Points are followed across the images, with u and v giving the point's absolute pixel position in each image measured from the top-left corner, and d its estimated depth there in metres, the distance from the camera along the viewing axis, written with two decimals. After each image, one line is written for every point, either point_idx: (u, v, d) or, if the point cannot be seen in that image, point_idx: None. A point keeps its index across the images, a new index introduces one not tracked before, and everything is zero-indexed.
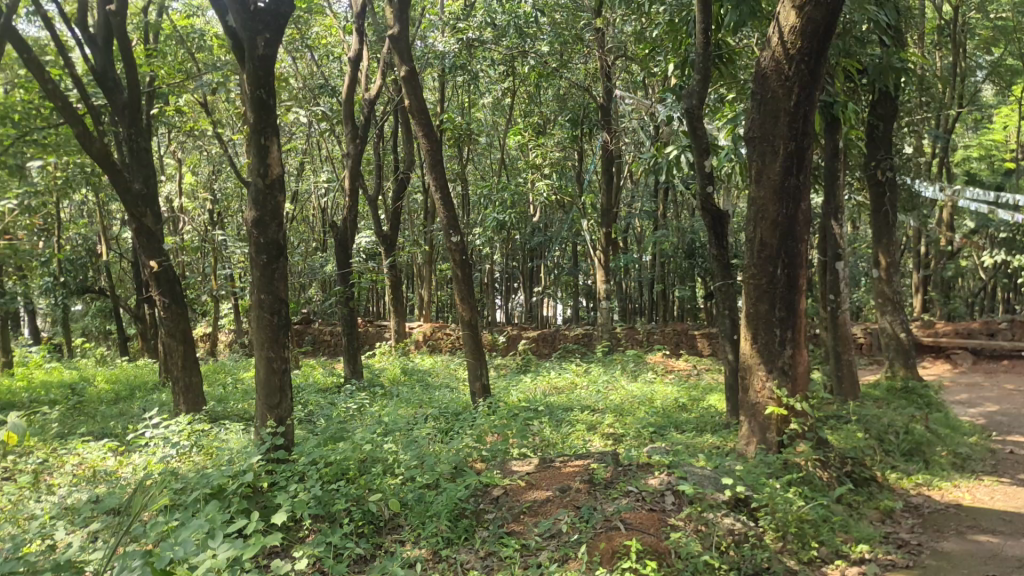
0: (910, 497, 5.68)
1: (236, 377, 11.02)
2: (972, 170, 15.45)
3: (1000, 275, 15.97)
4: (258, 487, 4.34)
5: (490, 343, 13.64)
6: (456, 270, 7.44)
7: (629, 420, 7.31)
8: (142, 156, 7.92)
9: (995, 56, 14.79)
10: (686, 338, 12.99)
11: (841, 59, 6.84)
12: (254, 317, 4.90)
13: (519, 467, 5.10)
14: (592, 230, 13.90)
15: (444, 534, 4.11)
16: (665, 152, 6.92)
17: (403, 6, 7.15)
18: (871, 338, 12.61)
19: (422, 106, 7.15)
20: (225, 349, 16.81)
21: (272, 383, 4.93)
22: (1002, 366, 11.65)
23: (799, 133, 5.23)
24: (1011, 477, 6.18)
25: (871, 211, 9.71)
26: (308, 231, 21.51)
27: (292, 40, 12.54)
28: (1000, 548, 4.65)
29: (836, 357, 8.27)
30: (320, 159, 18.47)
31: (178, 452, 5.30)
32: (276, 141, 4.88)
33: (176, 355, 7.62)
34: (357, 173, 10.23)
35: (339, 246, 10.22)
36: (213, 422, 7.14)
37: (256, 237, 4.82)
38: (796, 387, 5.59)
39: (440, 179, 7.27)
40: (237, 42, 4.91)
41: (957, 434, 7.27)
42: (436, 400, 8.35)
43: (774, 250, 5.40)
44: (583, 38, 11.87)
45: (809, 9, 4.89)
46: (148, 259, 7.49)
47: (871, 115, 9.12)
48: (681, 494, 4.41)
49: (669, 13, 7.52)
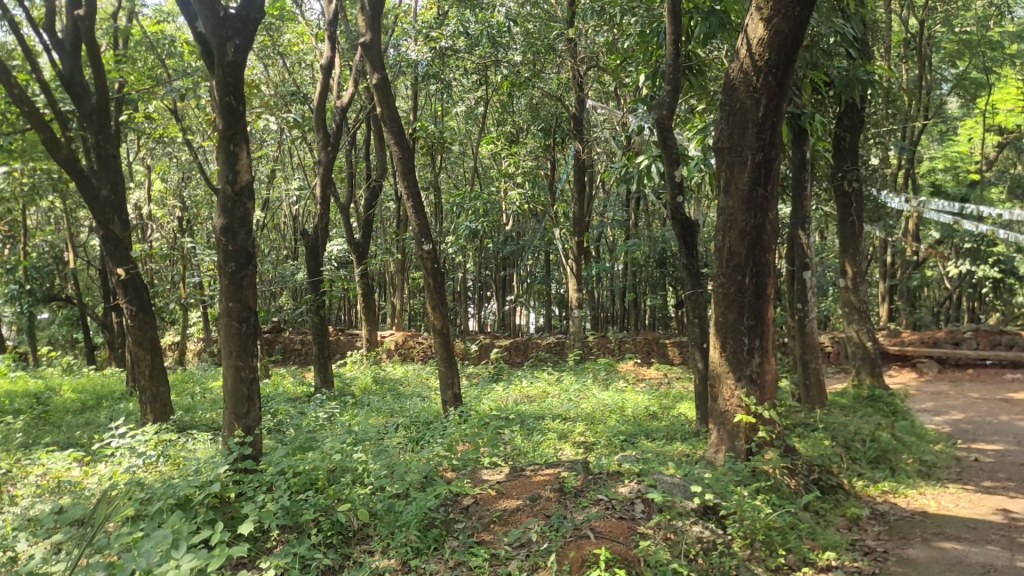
0: (876, 505, 5.75)
1: (205, 386, 10.89)
2: (937, 182, 15.69)
3: (965, 285, 16.21)
4: (225, 497, 4.30)
5: (462, 352, 13.62)
6: (428, 279, 7.39)
7: (600, 429, 7.33)
8: (111, 163, 7.82)
9: (960, 70, 15.15)
10: (656, 346, 13.06)
11: (809, 72, 6.95)
12: (223, 325, 4.85)
13: (489, 476, 5.10)
14: (564, 238, 13.93)
15: (413, 545, 4.08)
16: (637, 161, 6.98)
17: (375, 14, 7.13)
18: (838, 347, 12.77)
19: (394, 114, 7.11)
20: (193, 359, 16.64)
21: (239, 393, 4.88)
22: (966, 375, 11.84)
23: (766, 144, 5.30)
24: (975, 485, 6.27)
25: (838, 221, 9.81)
26: (279, 239, 21.40)
27: (263, 48, 12.45)
28: (964, 556, 4.71)
29: (803, 366, 8.36)
30: (292, 166, 18.37)
31: (145, 462, 5.20)
32: (246, 147, 4.84)
33: (143, 364, 7.49)
34: (329, 181, 10.11)
35: (311, 254, 10.13)
36: (181, 433, 7.04)
37: (225, 244, 4.77)
38: (764, 395, 5.62)
39: (412, 188, 7.24)
40: (206, 49, 4.87)
41: (923, 442, 7.37)
42: (407, 409, 8.31)
43: (742, 260, 5.45)
44: (556, 47, 11.69)
45: (777, 22, 4.94)
46: (116, 267, 7.39)
47: (837, 126, 9.25)
48: (650, 502, 4.43)
49: (641, 24, 7.59)
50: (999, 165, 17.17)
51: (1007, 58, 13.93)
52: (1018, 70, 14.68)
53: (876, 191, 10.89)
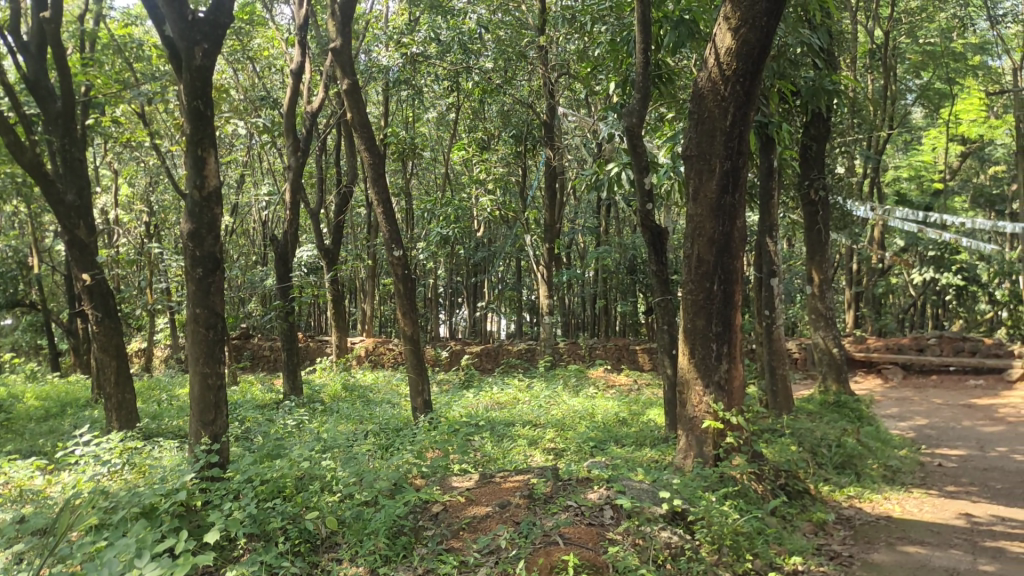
0: (842, 510, 5.82)
1: (173, 393, 10.77)
2: (902, 191, 15.94)
3: (928, 292, 16.45)
4: (192, 505, 4.26)
5: (433, 359, 13.58)
6: (398, 285, 7.36)
7: (570, 435, 7.35)
8: (77, 168, 7.73)
9: (924, 80, 15.42)
10: (627, 353, 13.14)
11: (776, 81, 7.04)
12: (189, 332, 4.79)
13: (459, 483, 5.09)
14: (535, 245, 13.96)
15: (382, 552, 4.06)
16: (607, 169, 7.01)
17: (345, 20, 7.11)
18: (805, 353, 12.92)
19: (365, 119, 7.08)
20: (159, 365, 16.44)
21: (206, 400, 4.82)
22: (930, 381, 12.02)
23: (734, 152, 5.34)
24: (938, 490, 6.37)
25: (805, 229, 9.91)
26: (248, 244, 21.26)
27: (232, 52, 12.37)
28: (927, 559, 4.78)
29: (771, 372, 8.44)
30: (262, 172, 18.23)
31: (109, 470, 5.10)
32: (214, 152, 4.80)
33: (109, 371, 7.38)
34: (298, 187, 10.04)
35: (280, 260, 10.06)
36: (147, 441, 6.95)
37: (192, 250, 4.73)
38: (732, 401, 5.66)
39: (383, 194, 7.21)
40: (174, 53, 4.83)
41: (888, 447, 7.47)
42: (377, 415, 8.27)
43: (710, 267, 5.49)
44: (527, 55, 11.70)
45: (744, 31, 5.01)
46: (81, 272, 7.26)
47: (804, 135, 9.36)
48: (619, 507, 4.44)
49: (612, 33, 7.63)
50: (962, 174, 17.47)
51: (970, 69, 14.19)
52: (980, 81, 14.98)
53: (842, 199, 11.03)
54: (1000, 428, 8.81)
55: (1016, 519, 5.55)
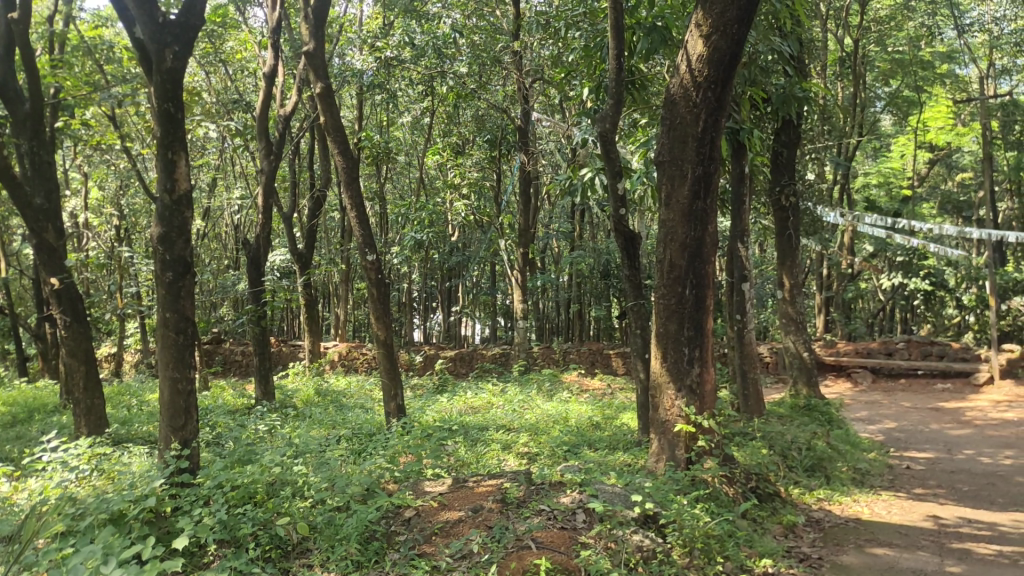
0: (812, 512, 5.87)
1: (143, 398, 10.66)
2: (871, 197, 16.14)
3: (897, 297, 16.67)
4: (161, 511, 4.21)
5: (407, 363, 13.51)
6: (372, 289, 7.33)
7: (543, 439, 7.37)
8: (46, 170, 7.66)
9: (892, 88, 15.65)
10: (600, 357, 13.20)
11: (747, 88, 7.14)
12: (159, 336, 4.74)
13: (432, 488, 5.07)
14: (509, 250, 13.96)
15: (353, 558, 4.04)
16: (580, 174, 7.04)
17: (318, 23, 7.09)
18: (776, 357, 13.05)
19: (339, 123, 7.05)
20: (130, 370, 16.25)
21: (176, 405, 4.76)
22: (899, 386, 12.21)
23: (706, 158, 5.38)
24: (907, 492, 6.45)
25: (776, 234, 9.98)
26: (221, 248, 21.10)
27: (205, 55, 12.33)
28: (896, 561, 4.84)
29: (742, 376, 8.50)
30: (234, 176, 18.12)
31: (77, 477, 4.99)
32: (184, 155, 4.76)
33: (77, 375, 7.28)
34: (271, 190, 9.97)
35: (253, 264, 9.98)
36: (117, 446, 6.87)
37: (162, 253, 4.68)
38: (704, 404, 5.69)
39: (356, 199, 7.18)
40: (144, 54, 4.78)
41: (857, 450, 7.55)
42: (350, 421, 8.23)
43: (683, 272, 5.52)
44: (502, 60, 11.69)
45: (716, 39, 5.06)
46: (49, 276, 7.17)
47: (775, 141, 9.47)
48: (591, 512, 4.46)
49: (586, 38, 7.65)
50: (930, 181, 17.71)
51: (938, 78, 14.40)
52: (948, 89, 15.21)
53: (812, 204, 11.15)
54: (968, 431, 8.93)
55: (983, 520, 5.64)
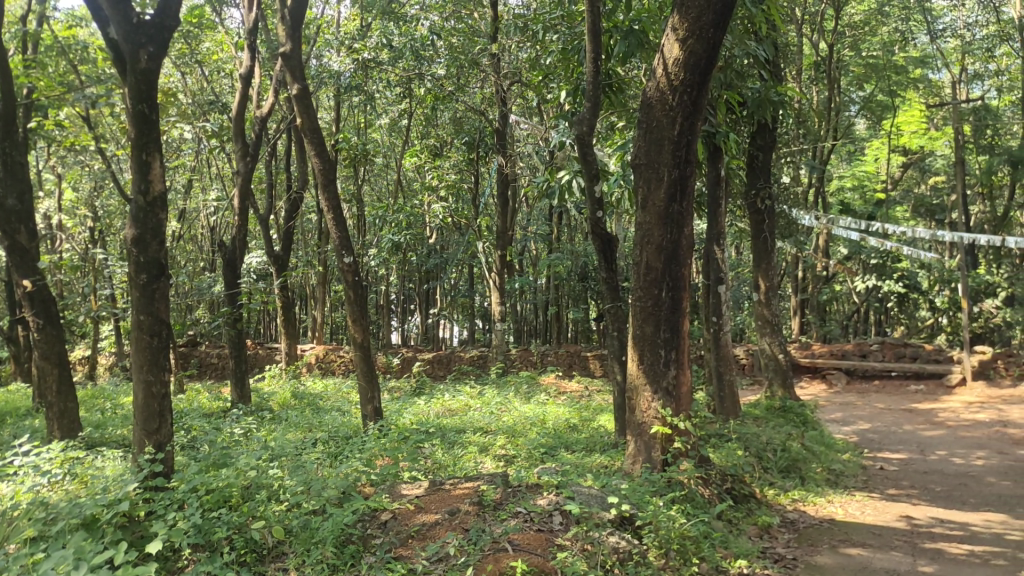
0: (787, 513, 5.92)
1: (118, 402, 10.54)
2: (845, 201, 16.34)
3: (870, 300, 16.85)
4: (134, 515, 4.13)
5: (384, 366, 13.46)
6: (349, 292, 7.30)
7: (521, 441, 7.38)
8: (18, 171, 7.57)
9: (867, 92, 15.86)
10: (578, 359, 13.25)
11: (723, 91, 7.21)
12: (133, 338, 4.69)
13: (410, 490, 5.05)
14: (487, 252, 13.98)
15: (329, 561, 4.01)
16: (558, 176, 7.06)
17: (295, 24, 7.06)
18: (752, 358, 13.17)
19: (315, 125, 7.02)
20: (103, 373, 16.08)
21: (150, 409, 4.72)
22: (872, 387, 12.35)
23: (682, 161, 5.41)
24: (880, 493, 6.51)
25: (752, 237, 10.04)
26: (196, 249, 20.97)
27: (181, 56, 12.35)
28: (869, 561, 4.89)
29: (718, 378, 8.56)
30: (210, 177, 18.02)
31: (49, 481, 4.92)
32: (159, 157, 4.71)
33: (50, 379, 7.19)
34: (248, 192, 9.90)
35: (229, 266, 9.91)
36: (91, 450, 6.79)
37: (135, 256, 4.63)
38: (679, 406, 5.73)
39: (333, 201, 7.14)
40: (118, 54, 4.73)
41: (831, 451, 7.62)
42: (327, 424, 8.19)
43: (659, 274, 5.53)
44: (480, 62, 11.68)
45: (692, 42, 5.09)
46: (21, 278, 7.09)
47: (751, 145, 9.54)
48: (568, 514, 4.48)
49: (564, 42, 7.68)
50: (903, 184, 17.92)
51: (911, 83, 14.61)
52: (921, 94, 15.39)
53: (787, 208, 11.26)
54: (941, 432, 9.04)
55: (955, 520, 5.71)
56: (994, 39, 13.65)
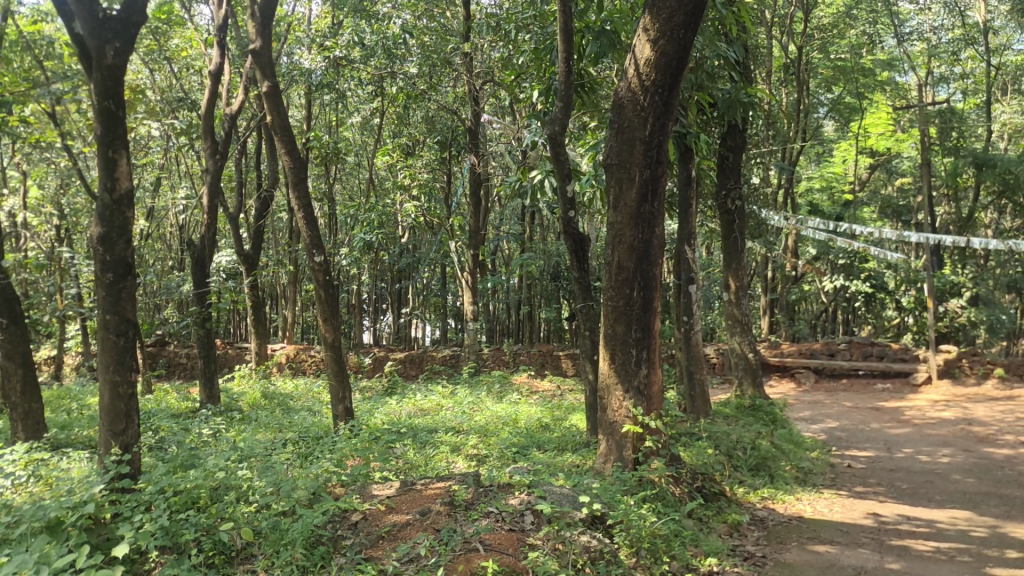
0: (756, 510, 5.98)
1: (84, 402, 10.37)
2: (814, 203, 16.56)
3: (838, 299, 17.03)
4: (101, 517, 4.07)
5: (356, 366, 13.38)
6: (320, 291, 7.23)
7: (492, 441, 7.38)
8: None
9: (835, 94, 16.13)
10: (550, 358, 13.26)
11: (694, 93, 7.23)
12: (99, 338, 4.63)
13: (380, 491, 5.01)
14: (459, 251, 13.97)
15: (298, 563, 3.98)
16: (530, 176, 7.07)
17: (265, 21, 6.97)
18: (722, 358, 13.29)
19: (287, 123, 6.94)
20: (69, 374, 15.84)
21: (116, 409, 4.66)
22: (840, 386, 12.50)
23: (653, 161, 5.43)
24: (848, 491, 6.59)
25: (723, 237, 10.09)
26: (165, 248, 20.77)
27: (148, 52, 12.21)
28: (837, 558, 4.94)
29: (688, 376, 8.60)
30: (179, 175, 17.83)
31: (14, 483, 4.83)
32: (125, 153, 4.65)
33: (14, 380, 7.11)
34: (217, 190, 9.78)
35: (197, 265, 9.79)
36: (57, 451, 6.69)
37: (102, 254, 4.57)
38: (651, 405, 5.73)
39: (303, 199, 7.05)
40: (83, 49, 4.66)
41: (800, 449, 7.69)
42: (297, 424, 8.13)
43: (631, 274, 5.54)
44: (452, 61, 11.65)
45: (662, 44, 5.12)
46: None
47: (721, 146, 9.59)
48: (540, 513, 4.49)
49: (536, 42, 7.67)
50: (872, 184, 18.11)
51: (878, 85, 14.95)
52: (889, 96, 15.59)
53: (756, 208, 11.35)
54: (906, 430, 9.16)
55: (920, 517, 5.78)
56: (958, 43, 14.20)
